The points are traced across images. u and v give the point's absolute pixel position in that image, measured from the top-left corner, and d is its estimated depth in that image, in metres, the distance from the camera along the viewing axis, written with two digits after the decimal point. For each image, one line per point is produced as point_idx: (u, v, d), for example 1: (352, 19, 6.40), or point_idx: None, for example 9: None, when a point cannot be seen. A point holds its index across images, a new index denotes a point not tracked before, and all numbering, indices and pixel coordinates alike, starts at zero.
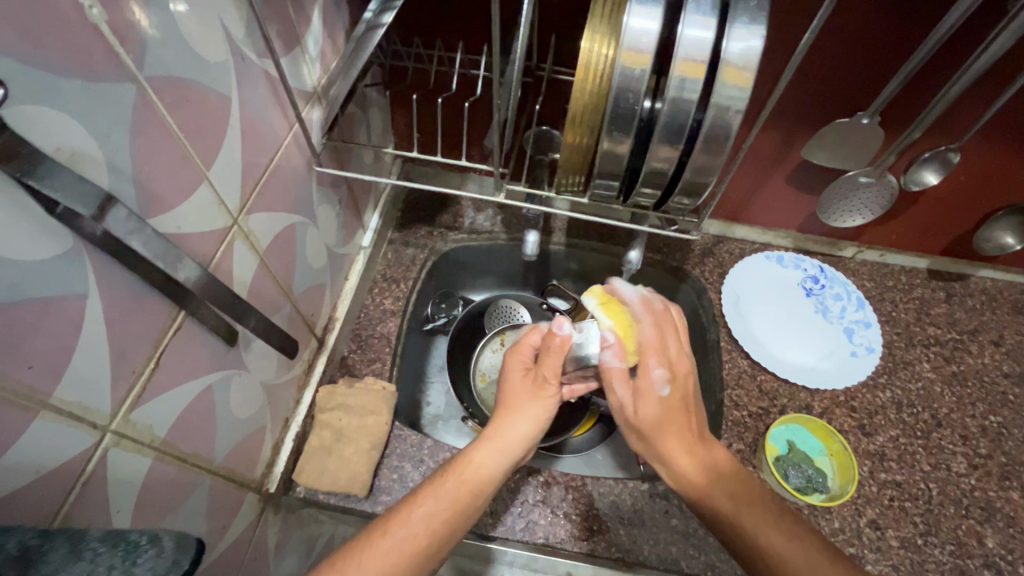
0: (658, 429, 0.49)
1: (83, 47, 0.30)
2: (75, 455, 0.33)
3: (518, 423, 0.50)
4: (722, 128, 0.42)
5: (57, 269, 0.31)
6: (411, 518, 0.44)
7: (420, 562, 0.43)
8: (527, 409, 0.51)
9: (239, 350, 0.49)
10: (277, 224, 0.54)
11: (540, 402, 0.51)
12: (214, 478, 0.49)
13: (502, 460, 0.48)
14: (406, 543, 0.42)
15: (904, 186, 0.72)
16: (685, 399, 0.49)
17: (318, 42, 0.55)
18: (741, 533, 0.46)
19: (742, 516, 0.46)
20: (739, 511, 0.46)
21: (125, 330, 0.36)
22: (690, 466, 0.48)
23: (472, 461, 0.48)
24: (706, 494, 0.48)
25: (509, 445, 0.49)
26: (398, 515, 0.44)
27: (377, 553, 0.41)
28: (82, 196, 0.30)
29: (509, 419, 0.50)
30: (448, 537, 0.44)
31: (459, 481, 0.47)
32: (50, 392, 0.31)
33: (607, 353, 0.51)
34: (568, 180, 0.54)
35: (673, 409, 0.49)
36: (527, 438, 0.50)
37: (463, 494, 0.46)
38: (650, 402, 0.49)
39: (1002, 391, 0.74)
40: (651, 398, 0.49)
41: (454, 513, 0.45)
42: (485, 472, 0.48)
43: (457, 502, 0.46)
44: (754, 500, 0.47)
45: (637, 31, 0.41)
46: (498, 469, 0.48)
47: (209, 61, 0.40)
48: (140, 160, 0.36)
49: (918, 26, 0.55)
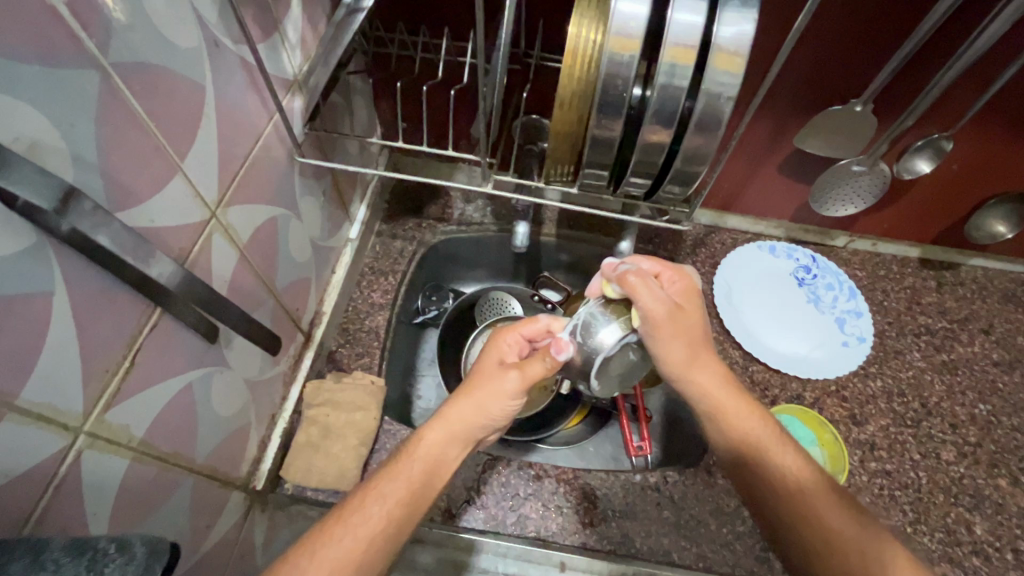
0: (692, 360, 0.50)
1: (40, 31, 0.29)
2: (45, 459, 0.32)
3: (468, 405, 0.48)
4: (713, 116, 0.41)
5: (19, 266, 0.29)
6: (368, 507, 0.43)
7: (379, 550, 0.42)
8: (481, 390, 0.48)
9: (220, 347, 0.48)
10: (258, 216, 0.52)
11: (501, 397, 0.48)
12: (196, 478, 0.48)
13: (450, 442, 0.47)
14: (362, 531, 0.41)
15: (897, 174, 0.71)
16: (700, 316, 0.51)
17: (298, 28, 0.53)
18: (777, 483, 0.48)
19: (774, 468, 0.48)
20: (771, 458, 0.49)
21: (96, 328, 0.35)
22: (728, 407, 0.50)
23: (423, 439, 0.47)
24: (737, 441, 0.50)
25: (458, 427, 0.47)
26: (355, 506, 0.43)
27: (334, 545, 0.40)
28: (42, 190, 0.29)
29: (466, 405, 0.48)
30: (405, 521, 0.43)
31: (410, 462, 0.46)
32: (16, 393, 0.30)
33: (617, 286, 0.49)
34: (556, 170, 0.52)
35: (692, 325, 0.50)
36: (480, 418, 0.48)
37: (418, 476, 0.45)
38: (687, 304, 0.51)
39: (991, 379, 0.74)
40: (686, 299, 0.51)
41: (407, 498, 0.44)
42: (435, 452, 0.47)
43: (411, 485, 0.45)
44: (789, 450, 0.49)
45: (626, 15, 0.39)
46: (445, 452, 0.47)
47: (180, 47, 0.39)
48: (107, 151, 0.34)
49: (913, 10, 0.54)
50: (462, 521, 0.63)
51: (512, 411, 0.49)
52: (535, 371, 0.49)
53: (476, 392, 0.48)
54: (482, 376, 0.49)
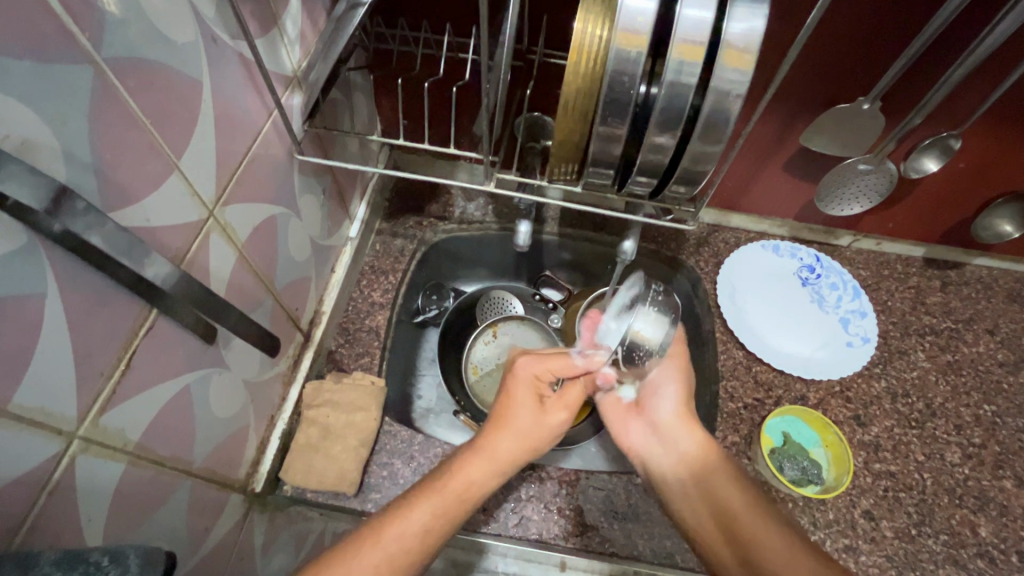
0: (686, 405, 0.54)
1: (32, 25, 0.28)
2: (38, 465, 0.31)
3: (507, 439, 0.50)
4: (721, 115, 0.41)
5: (8, 268, 0.28)
6: (392, 533, 0.43)
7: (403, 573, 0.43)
8: (517, 424, 0.51)
9: (218, 348, 0.47)
10: (257, 214, 0.51)
11: (539, 428, 0.51)
12: (194, 481, 0.47)
13: (491, 476, 0.48)
14: (387, 554, 0.42)
15: (903, 173, 0.71)
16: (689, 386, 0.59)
17: (297, 23, 0.52)
18: (744, 509, 0.48)
19: (736, 503, 0.48)
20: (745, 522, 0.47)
21: (90, 330, 0.34)
22: (707, 450, 0.52)
23: (463, 469, 0.47)
24: (700, 478, 0.51)
25: (498, 460, 0.49)
26: (390, 520, 0.44)
27: (356, 565, 0.41)
28: (33, 189, 0.28)
29: (506, 436, 0.50)
30: (433, 545, 0.44)
31: (442, 491, 0.46)
32: (7, 397, 0.29)
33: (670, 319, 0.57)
34: (558, 168, 0.51)
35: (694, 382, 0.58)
36: (519, 451, 0.50)
37: (453, 505, 0.46)
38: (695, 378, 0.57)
39: (996, 379, 0.74)
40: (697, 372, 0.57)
41: (440, 528, 0.45)
42: (474, 483, 0.47)
43: (443, 513, 0.45)
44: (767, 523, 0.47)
45: (634, 11, 0.38)
46: (485, 483, 0.48)
47: (177, 42, 0.38)
48: (101, 149, 0.33)
49: (925, 7, 0.53)
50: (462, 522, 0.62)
51: (552, 445, 0.52)
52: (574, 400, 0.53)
53: (518, 421, 0.51)
54: (522, 406, 0.52)
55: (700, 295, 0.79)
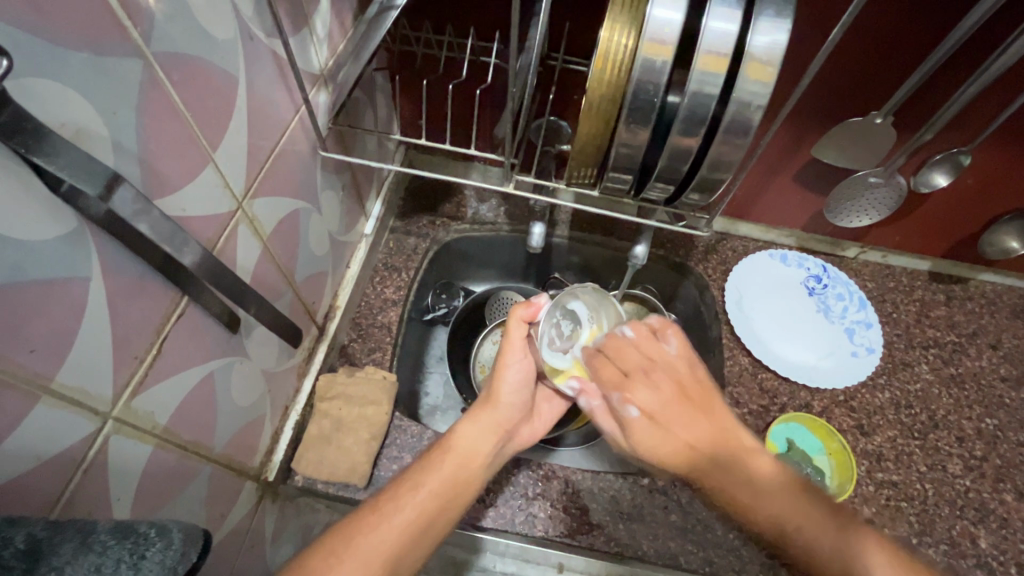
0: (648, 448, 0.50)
1: (91, 20, 0.29)
2: (76, 443, 0.32)
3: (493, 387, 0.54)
4: (743, 124, 0.42)
5: (59, 250, 0.30)
6: (403, 500, 0.46)
7: (416, 539, 0.45)
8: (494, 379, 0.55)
9: (240, 338, 0.48)
10: (282, 208, 0.53)
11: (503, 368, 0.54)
12: (214, 467, 0.48)
13: (479, 426, 0.52)
14: (396, 524, 0.44)
15: (914, 187, 0.72)
16: (690, 392, 0.51)
17: (326, 23, 0.53)
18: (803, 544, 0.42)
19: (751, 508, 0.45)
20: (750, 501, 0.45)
21: (128, 314, 0.35)
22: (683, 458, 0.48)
23: (456, 433, 0.52)
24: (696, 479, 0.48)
25: (483, 414, 0.53)
26: (391, 500, 0.46)
27: (370, 534, 0.43)
28: (88, 175, 0.29)
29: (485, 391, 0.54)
30: (443, 501, 0.47)
31: (443, 456, 0.50)
32: (51, 375, 0.30)
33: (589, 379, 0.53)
34: (578, 172, 0.53)
35: (672, 416, 0.49)
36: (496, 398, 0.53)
37: (450, 470, 0.49)
38: (641, 428, 0.50)
39: (999, 394, 0.75)
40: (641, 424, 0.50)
41: (440, 491, 0.48)
42: (469, 438, 0.51)
43: (446, 481, 0.48)
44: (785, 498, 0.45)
45: (661, 21, 0.40)
46: (476, 438, 0.51)
47: (218, 38, 0.39)
48: (146, 140, 0.34)
49: (940, 24, 0.54)
50: (471, 518, 0.63)
51: (518, 376, 0.54)
52: (519, 345, 0.54)
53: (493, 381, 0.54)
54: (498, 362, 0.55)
55: (707, 302, 0.80)
